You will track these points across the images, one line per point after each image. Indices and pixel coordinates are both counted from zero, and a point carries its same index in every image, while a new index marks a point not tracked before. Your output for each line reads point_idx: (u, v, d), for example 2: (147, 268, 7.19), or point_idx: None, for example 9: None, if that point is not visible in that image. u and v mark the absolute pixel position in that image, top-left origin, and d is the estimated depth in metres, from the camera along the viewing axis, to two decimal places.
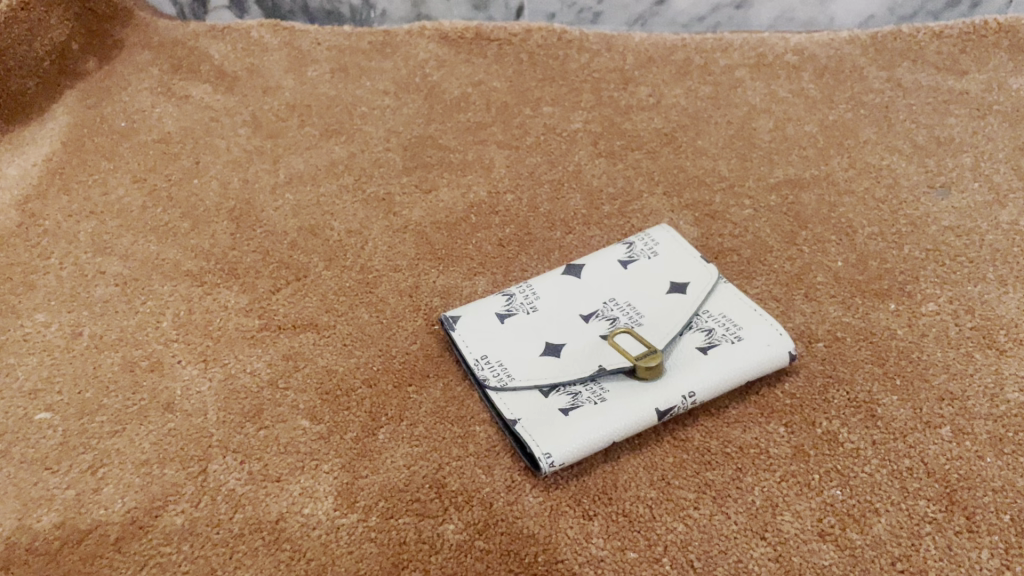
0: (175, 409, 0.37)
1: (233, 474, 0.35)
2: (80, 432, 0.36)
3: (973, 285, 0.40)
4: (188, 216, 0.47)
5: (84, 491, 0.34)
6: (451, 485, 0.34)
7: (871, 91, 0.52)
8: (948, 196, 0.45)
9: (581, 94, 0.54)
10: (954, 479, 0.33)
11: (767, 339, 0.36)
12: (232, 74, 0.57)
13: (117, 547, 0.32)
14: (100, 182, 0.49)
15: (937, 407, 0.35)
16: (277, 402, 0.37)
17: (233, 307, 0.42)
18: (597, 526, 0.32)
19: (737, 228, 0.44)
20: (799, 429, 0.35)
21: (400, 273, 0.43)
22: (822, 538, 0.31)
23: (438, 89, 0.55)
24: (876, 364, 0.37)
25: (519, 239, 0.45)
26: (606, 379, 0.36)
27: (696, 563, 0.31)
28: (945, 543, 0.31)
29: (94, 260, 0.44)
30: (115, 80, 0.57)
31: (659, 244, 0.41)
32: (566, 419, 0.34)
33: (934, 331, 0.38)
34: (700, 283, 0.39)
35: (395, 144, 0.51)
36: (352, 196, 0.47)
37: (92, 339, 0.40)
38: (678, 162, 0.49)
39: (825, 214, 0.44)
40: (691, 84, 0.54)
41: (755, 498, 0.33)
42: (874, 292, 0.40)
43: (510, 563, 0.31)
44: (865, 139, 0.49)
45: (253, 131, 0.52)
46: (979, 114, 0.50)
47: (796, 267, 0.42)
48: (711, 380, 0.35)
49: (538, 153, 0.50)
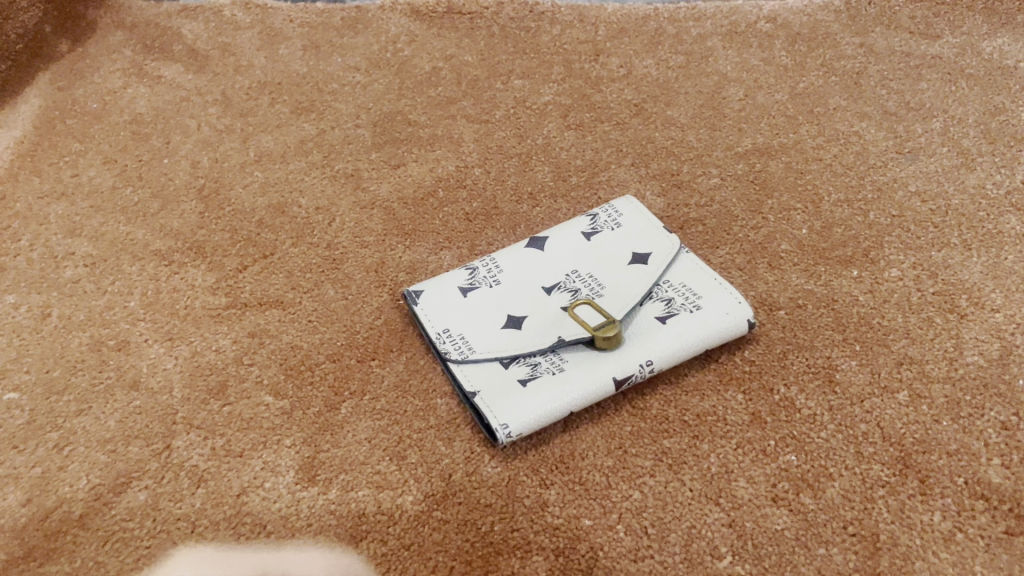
0: (140, 387, 0.38)
1: (196, 450, 0.35)
2: (47, 411, 0.37)
3: (938, 250, 0.40)
4: (158, 196, 0.47)
5: (50, 469, 0.35)
6: (411, 457, 0.34)
7: (843, 58, 0.52)
8: (917, 161, 0.45)
9: (552, 67, 0.54)
10: (909, 443, 0.33)
11: (726, 308, 0.36)
12: (205, 53, 0.57)
13: (82, 523, 0.33)
14: (70, 164, 0.49)
15: (895, 371, 0.35)
16: (241, 379, 0.38)
17: (200, 286, 0.42)
18: (554, 494, 0.33)
19: (703, 198, 0.44)
20: (757, 395, 0.35)
21: (366, 249, 0.43)
22: (775, 503, 0.32)
23: (409, 64, 0.55)
24: (837, 330, 0.37)
25: (486, 213, 0.45)
26: (565, 349, 0.36)
27: (650, 529, 0.31)
28: (897, 506, 0.31)
29: (64, 241, 0.45)
30: (87, 62, 0.57)
31: (623, 215, 0.41)
32: (524, 390, 0.34)
33: (896, 297, 0.38)
34: (662, 253, 0.39)
35: (365, 120, 0.51)
36: (321, 173, 0.48)
37: (60, 319, 0.41)
38: (648, 133, 0.49)
39: (792, 182, 0.44)
40: (662, 54, 0.54)
41: (710, 465, 0.33)
42: (837, 259, 0.40)
43: (467, 533, 0.32)
44: (835, 106, 0.49)
45: (224, 110, 0.52)
46: (950, 78, 0.49)
47: (760, 236, 0.42)
48: (669, 349, 0.35)
49: (507, 127, 0.50)
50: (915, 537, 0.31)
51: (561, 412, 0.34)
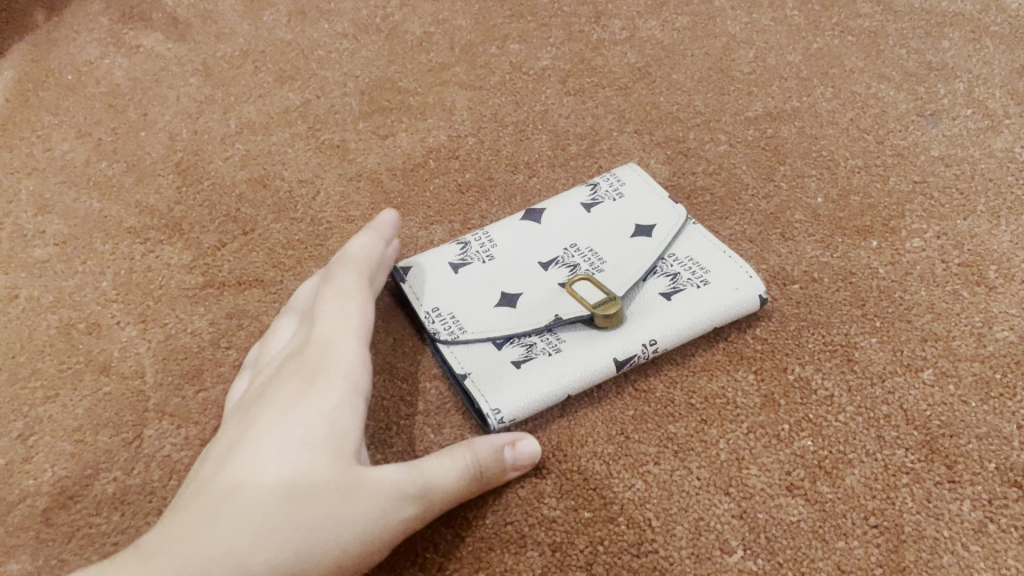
0: (111, 372, 0.35)
1: (169, 440, 0.33)
2: (11, 399, 0.35)
3: (963, 219, 0.37)
4: (134, 171, 0.44)
5: (13, 460, 0.33)
6: (397, 445, 0.32)
7: (860, 16, 0.49)
8: (939, 124, 0.42)
9: (550, 30, 0.51)
10: (935, 426, 0.31)
11: (735, 283, 0.33)
12: (185, 21, 0.54)
13: (45, 519, 0.31)
14: (43, 138, 0.47)
15: (919, 349, 0.33)
16: (218, 362, 0.35)
17: (177, 264, 0.39)
18: (550, 484, 0.30)
19: (711, 165, 0.42)
20: (770, 376, 0.33)
21: (353, 224, 0.41)
22: (790, 492, 0.29)
23: (400, 30, 0.52)
24: (855, 305, 0.35)
25: (480, 184, 0.42)
26: (563, 328, 0.33)
27: (654, 522, 0.29)
28: (923, 494, 0.29)
29: (34, 219, 0.42)
30: (63, 31, 0.54)
31: (625, 185, 0.38)
32: (517, 371, 0.32)
33: (919, 269, 0.36)
34: (666, 225, 0.36)
35: (352, 88, 0.48)
36: (305, 145, 0.45)
37: (28, 301, 0.38)
38: (651, 98, 0.46)
39: (806, 148, 0.42)
40: (667, 16, 0.51)
41: (719, 452, 0.31)
42: (855, 229, 0.37)
43: (457, 527, 0.29)
44: (851, 67, 0.46)
45: (204, 80, 0.50)
46: (974, 36, 0.46)
47: (772, 205, 0.39)
48: (673, 328, 0.33)
49: (503, 94, 0.47)
50: (942, 528, 0.28)
51: (557, 396, 0.31)
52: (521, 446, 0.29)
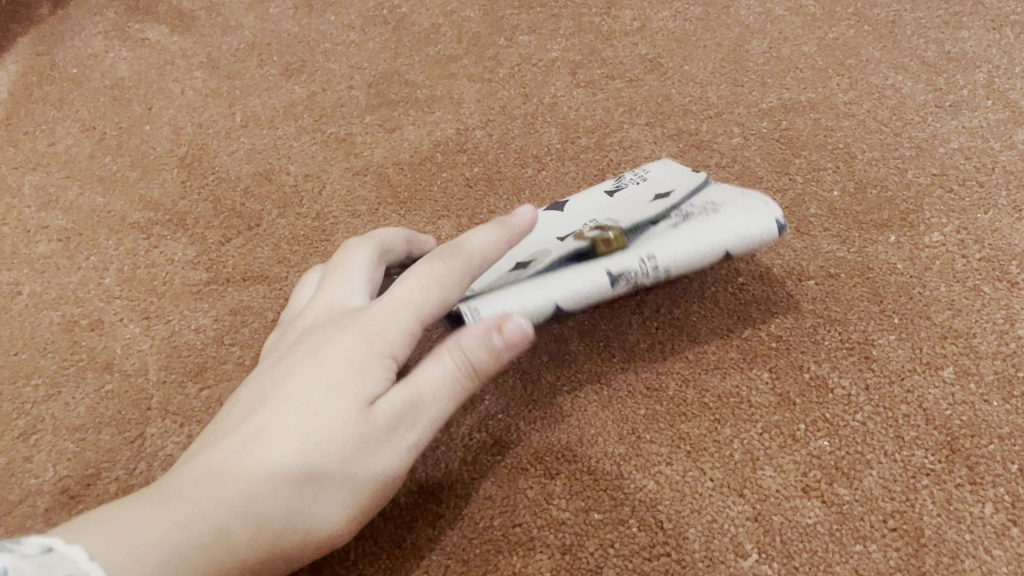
0: (113, 369, 0.35)
1: (171, 439, 0.32)
2: (13, 397, 0.34)
3: (984, 212, 0.36)
4: (138, 165, 0.44)
5: (15, 459, 0.32)
6: None
7: (876, 5, 0.47)
8: (959, 116, 0.41)
9: (559, 21, 0.50)
10: (956, 426, 0.30)
11: (748, 208, 0.33)
12: (191, 14, 0.53)
13: (47, 519, 0.30)
14: (46, 132, 0.46)
15: (938, 346, 0.32)
16: (222, 360, 0.35)
17: (181, 260, 0.39)
18: (560, 485, 0.30)
19: (725, 158, 0.41)
20: (785, 374, 0.32)
21: (359, 220, 0.40)
22: (806, 494, 0.29)
23: (407, 21, 0.51)
24: (873, 302, 0.34)
25: (488, 178, 0.41)
26: (562, 259, 0.33)
27: (666, 524, 0.28)
28: (944, 496, 0.28)
29: (37, 214, 0.42)
30: (67, 25, 0.53)
31: (650, 172, 0.38)
32: (511, 294, 0.31)
33: (938, 265, 0.35)
34: (682, 188, 0.35)
35: (359, 81, 0.47)
36: (311, 139, 0.44)
37: (30, 298, 0.38)
38: (663, 90, 0.45)
39: (822, 141, 0.41)
40: (679, 6, 0.50)
41: (733, 452, 0.30)
42: (872, 223, 0.37)
43: (464, 529, 0.29)
44: (867, 58, 0.45)
45: (210, 73, 0.49)
46: (994, 26, 0.45)
47: (787, 199, 0.38)
48: (678, 249, 0.31)
49: (511, 86, 0.46)
50: (963, 532, 0.28)
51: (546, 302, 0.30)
52: (509, 330, 0.26)
